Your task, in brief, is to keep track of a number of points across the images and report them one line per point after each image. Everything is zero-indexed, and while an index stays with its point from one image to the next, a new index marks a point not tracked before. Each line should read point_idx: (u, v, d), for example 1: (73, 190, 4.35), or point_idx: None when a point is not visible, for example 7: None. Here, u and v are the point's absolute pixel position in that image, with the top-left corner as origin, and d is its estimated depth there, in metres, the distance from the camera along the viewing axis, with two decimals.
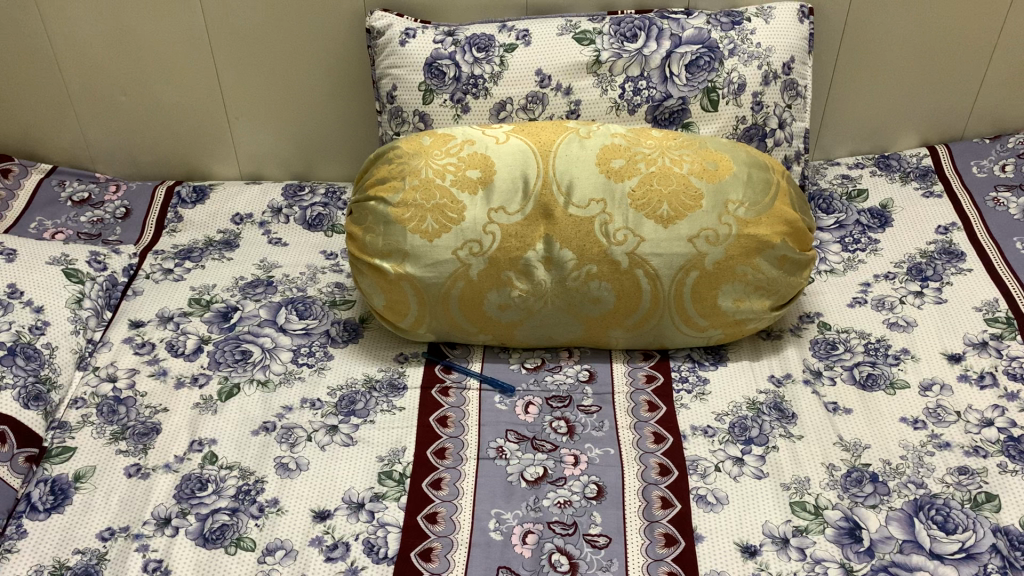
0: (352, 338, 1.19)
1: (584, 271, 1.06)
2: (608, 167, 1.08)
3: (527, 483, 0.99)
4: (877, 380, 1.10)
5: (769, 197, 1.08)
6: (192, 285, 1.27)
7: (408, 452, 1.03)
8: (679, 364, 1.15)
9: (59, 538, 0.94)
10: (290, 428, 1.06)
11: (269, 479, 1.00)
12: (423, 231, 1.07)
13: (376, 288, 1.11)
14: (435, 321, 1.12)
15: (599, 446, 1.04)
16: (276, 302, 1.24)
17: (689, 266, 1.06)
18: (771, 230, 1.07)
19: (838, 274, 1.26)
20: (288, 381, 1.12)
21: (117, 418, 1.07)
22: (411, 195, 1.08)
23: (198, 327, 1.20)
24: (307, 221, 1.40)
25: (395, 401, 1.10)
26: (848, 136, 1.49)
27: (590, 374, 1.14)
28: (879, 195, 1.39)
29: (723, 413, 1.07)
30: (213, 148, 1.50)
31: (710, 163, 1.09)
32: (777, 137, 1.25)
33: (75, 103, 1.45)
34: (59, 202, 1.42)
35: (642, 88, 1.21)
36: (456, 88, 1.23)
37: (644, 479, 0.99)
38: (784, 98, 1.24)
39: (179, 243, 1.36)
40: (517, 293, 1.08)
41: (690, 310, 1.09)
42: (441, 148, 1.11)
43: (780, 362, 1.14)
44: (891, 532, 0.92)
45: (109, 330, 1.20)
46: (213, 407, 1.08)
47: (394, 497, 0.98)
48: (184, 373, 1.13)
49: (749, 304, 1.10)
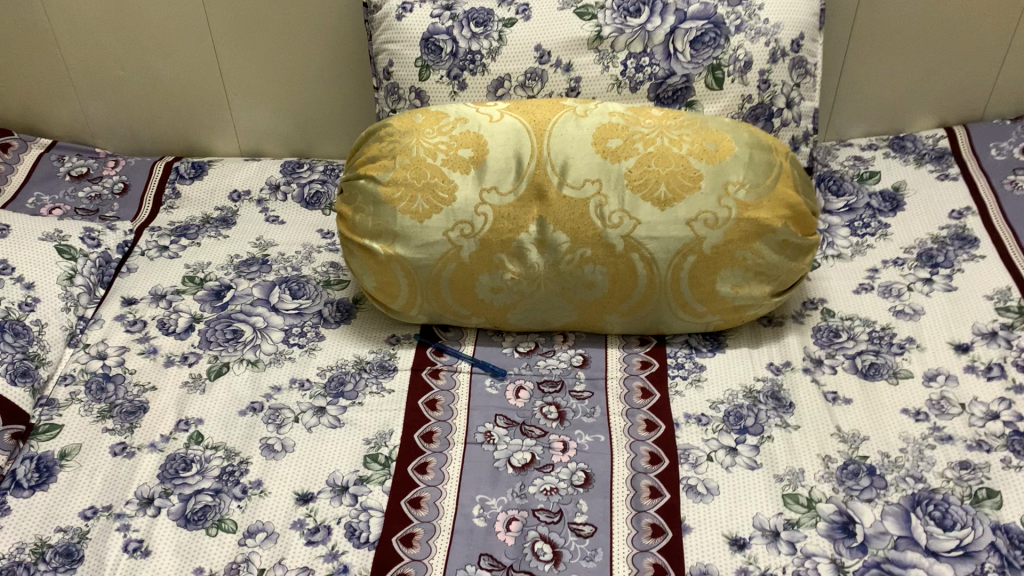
0: (345, 318, 1.17)
1: (578, 254, 1.04)
2: (604, 146, 1.05)
3: (513, 470, 0.98)
4: (879, 370, 1.06)
5: (771, 178, 1.05)
6: (187, 263, 1.26)
7: (395, 435, 1.02)
8: (676, 350, 1.12)
9: (42, 516, 0.93)
10: (277, 409, 1.05)
11: (253, 460, 0.99)
12: (413, 211, 1.05)
13: (366, 269, 1.09)
14: (426, 303, 1.10)
15: (589, 432, 1.02)
16: (270, 281, 1.22)
17: (686, 250, 1.04)
18: (772, 213, 1.04)
19: (846, 259, 1.22)
20: (278, 361, 1.11)
21: (105, 396, 1.06)
22: (401, 174, 1.06)
23: (190, 306, 1.18)
24: (305, 198, 1.38)
25: (384, 382, 1.08)
26: (861, 116, 1.45)
27: (584, 359, 1.11)
28: (892, 176, 1.34)
29: (719, 401, 1.04)
30: (213, 125, 1.49)
31: (710, 143, 1.05)
32: (784, 117, 1.21)
33: (73, 77, 1.44)
34: (58, 176, 1.40)
35: (644, 65, 1.17)
36: (453, 64, 1.20)
37: (633, 467, 0.97)
38: (792, 77, 1.20)
39: (176, 219, 1.34)
40: (509, 276, 1.06)
41: (687, 295, 1.07)
42: (433, 126, 1.08)
43: (780, 349, 1.11)
44: (887, 527, 0.89)
45: (101, 306, 1.19)
46: (202, 387, 1.08)
47: (379, 481, 0.97)
48: (174, 352, 1.12)
49: (749, 290, 1.07)
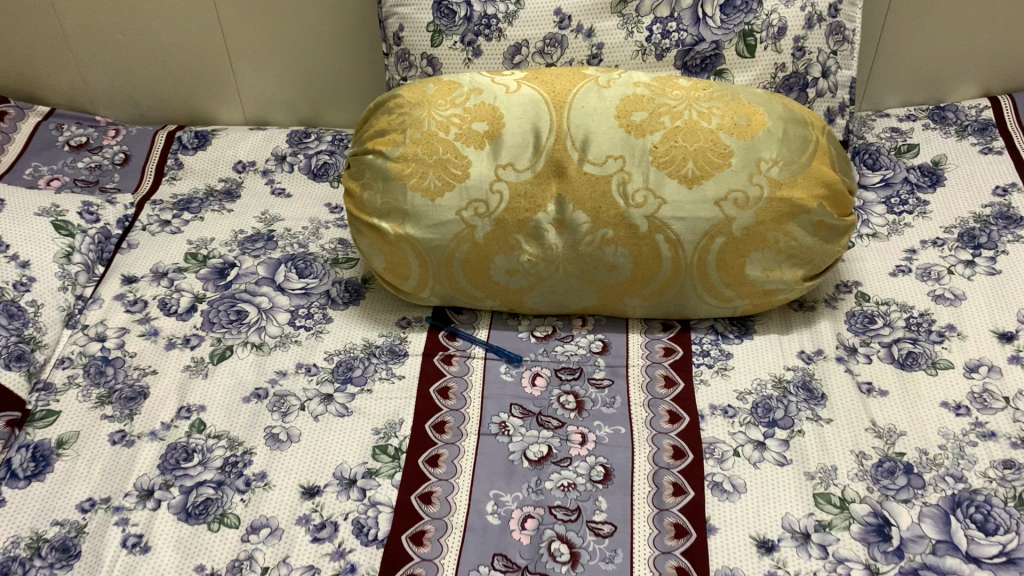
0: (353, 299, 1.12)
1: (599, 235, 0.99)
2: (628, 120, 0.99)
3: (528, 463, 0.93)
4: (917, 359, 1.00)
5: (806, 155, 0.98)
6: (189, 239, 1.20)
7: (405, 425, 0.97)
8: (701, 336, 1.06)
9: (38, 508, 0.90)
10: (283, 396, 1.00)
11: (258, 450, 0.95)
12: (424, 189, 0.99)
13: (375, 249, 1.04)
14: (438, 285, 1.05)
15: (608, 424, 0.97)
16: (276, 259, 1.17)
17: (714, 232, 0.98)
18: (807, 193, 0.97)
19: (881, 239, 1.16)
20: (284, 345, 1.06)
21: (104, 380, 1.02)
22: (411, 149, 1.00)
23: (192, 285, 1.13)
24: (312, 170, 1.32)
25: (394, 368, 1.03)
26: (899, 85, 1.37)
27: (603, 345, 1.06)
28: (932, 149, 1.26)
29: (746, 392, 0.99)
30: (216, 93, 1.43)
31: (741, 117, 0.99)
32: (820, 87, 1.13)
33: (71, 42, 1.38)
34: (56, 146, 1.35)
35: (671, 30, 1.10)
36: (467, 29, 1.13)
37: (655, 463, 0.92)
38: (829, 43, 1.12)
39: (179, 192, 1.29)
40: (526, 258, 1.01)
41: (713, 279, 1.01)
42: (445, 97, 1.01)
43: (812, 336, 1.05)
44: (925, 531, 0.84)
45: (101, 285, 1.14)
46: (204, 371, 1.03)
47: (388, 475, 0.92)
48: (176, 334, 1.07)
49: (780, 274, 1.01)
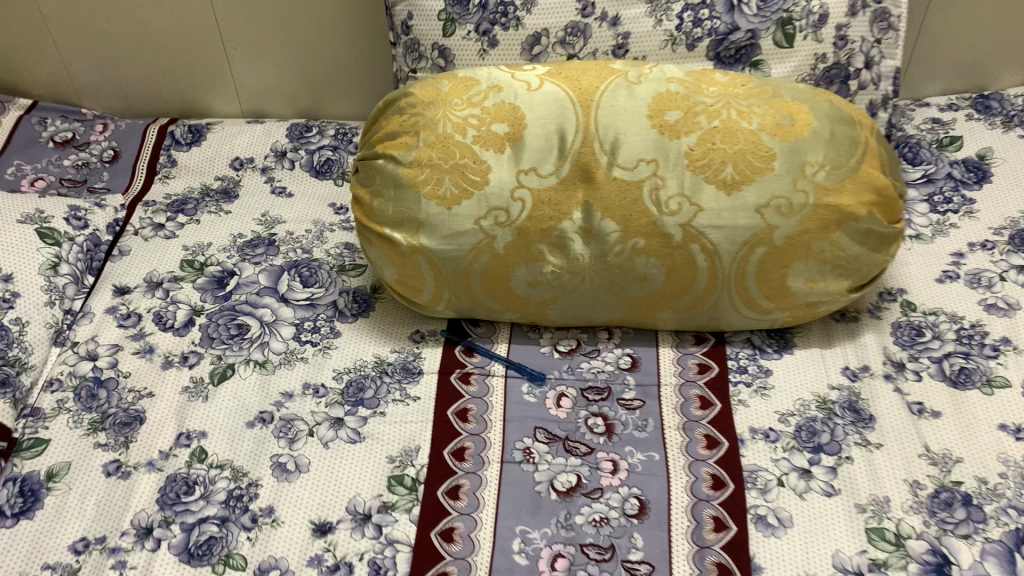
0: (362, 311, 1.05)
1: (629, 245, 0.91)
2: (662, 120, 0.91)
3: (557, 495, 0.86)
4: (970, 376, 0.93)
5: (855, 158, 0.90)
6: (185, 244, 1.13)
7: (422, 453, 0.90)
8: (737, 351, 0.99)
9: (27, 550, 0.83)
10: (289, 421, 0.93)
11: (264, 483, 0.88)
12: (439, 197, 0.91)
13: (387, 260, 0.96)
14: (454, 297, 0.97)
15: (641, 450, 0.90)
16: (278, 266, 1.09)
17: (754, 241, 0.90)
18: (855, 199, 0.90)
19: (925, 241, 1.08)
20: (289, 362, 0.99)
21: (96, 405, 0.95)
22: (425, 154, 0.92)
23: (189, 296, 1.06)
24: (315, 167, 1.24)
25: (409, 389, 0.96)
26: (940, 73, 1.28)
27: (632, 361, 0.99)
28: (976, 142, 1.18)
29: (788, 414, 0.92)
30: (210, 83, 1.34)
31: (785, 116, 0.91)
32: (862, 78, 1.04)
33: (52, 29, 1.28)
34: (40, 142, 1.26)
35: (704, 18, 1.02)
36: (482, 18, 1.04)
37: (693, 494, 0.86)
38: (873, 31, 1.03)
39: (172, 192, 1.21)
40: (550, 269, 0.93)
41: (752, 291, 0.94)
42: (462, 96, 0.93)
43: (856, 351, 0.98)
44: (988, 571, 0.78)
45: (91, 297, 1.06)
46: (204, 393, 0.96)
47: (405, 509, 0.85)
48: (173, 352, 1.00)
49: (824, 285, 0.93)
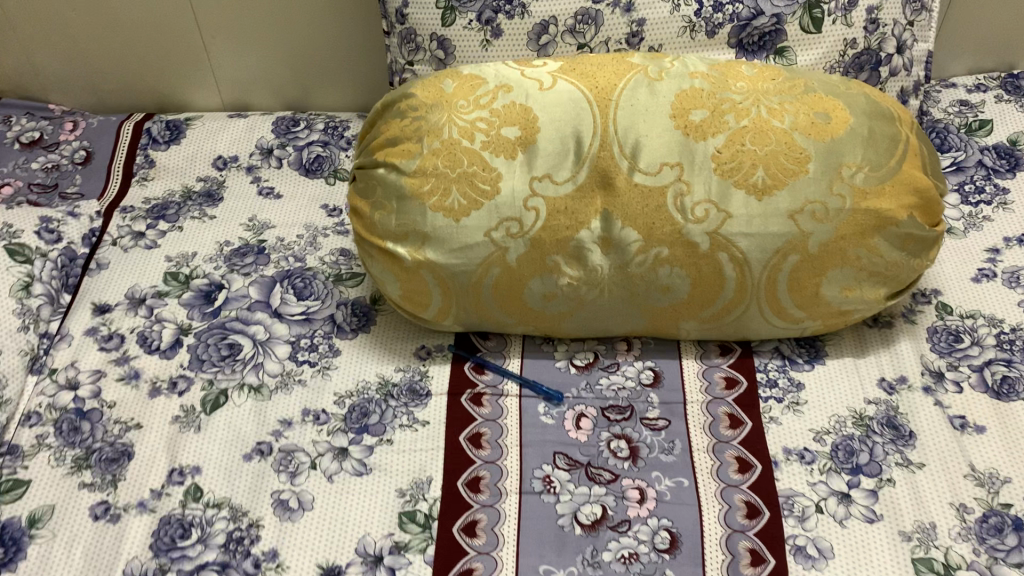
0: (362, 326, 0.98)
1: (652, 255, 0.84)
2: (686, 120, 0.83)
3: (581, 529, 0.80)
4: (1014, 387, 0.88)
5: (895, 158, 0.84)
6: (168, 255, 1.05)
7: (434, 485, 0.84)
8: (766, 362, 0.94)
9: None
10: (289, 452, 0.87)
11: (265, 523, 0.81)
12: (446, 208, 0.84)
13: (389, 275, 0.89)
14: (463, 312, 0.90)
15: (669, 475, 0.84)
16: (270, 277, 1.02)
17: (788, 249, 0.83)
18: (895, 202, 0.83)
19: (958, 236, 1.02)
20: (286, 386, 0.92)
21: (80, 439, 0.88)
22: (430, 162, 0.84)
23: (175, 313, 0.99)
24: (304, 164, 1.17)
25: (417, 413, 0.90)
26: (968, 51, 1.21)
27: (655, 376, 0.93)
28: (1006, 126, 1.12)
29: (824, 432, 0.87)
30: (188, 75, 1.25)
31: (819, 114, 0.84)
32: (893, 65, 0.97)
33: (12, 20, 1.18)
34: (5, 143, 1.17)
35: (725, 3, 0.94)
36: (485, 5, 0.96)
37: (727, 525, 0.80)
38: (905, 13, 0.96)
39: (151, 196, 1.13)
40: (566, 281, 0.85)
41: (784, 301, 0.87)
42: (468, 98, 0.86)
43: (891, 360, 0.92)
44: None
45: (69, 317, 0.98)
46: (196, 424, 0.89)
47: (419, 549, 0.79)
48: (160, 377, 0.93)
49: (861, 292, 0.87)
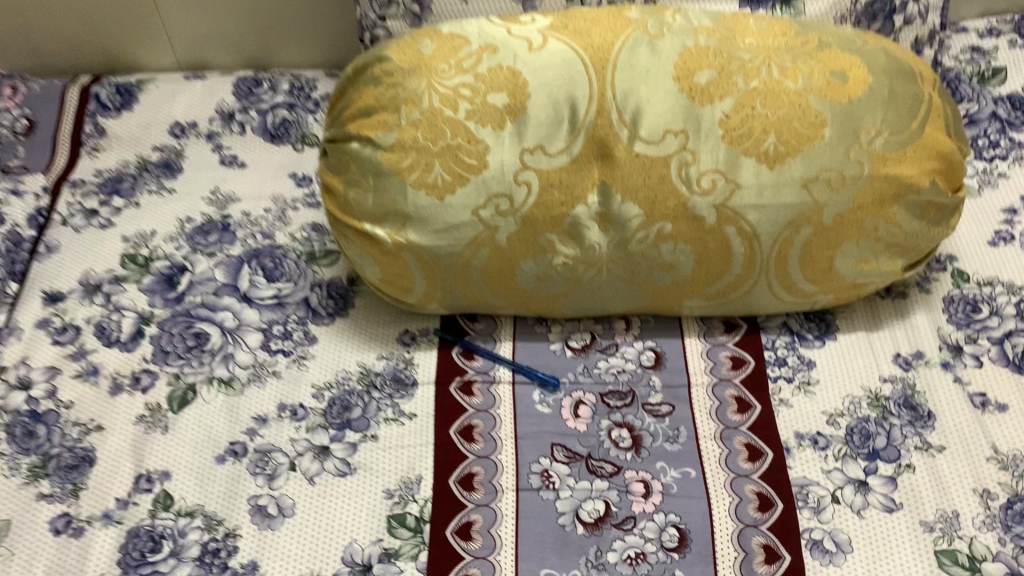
0: (340, 309, 0.91)
1: (654, 231, 0.77)
2: (691, 82, 0.75)
3: (584, 529, 0.75)
4: None
5: (917, 121, 0.77)
6: (124, 234, 0.97)
7: (425, 485, 0.78)
8: (773, 339, 0.88)
9: None
10: (265, 452, 0.80)
11: (242, 532, 0.75)
12: (429, 185, 0.76)
13: (368, 258, 0.81)
14: (449, 296, 0.83)
15: (675, 466, 0.79)
16: (236, 257, 0.94)
17: (801, 221, 0.77)
18: (917, 168, 0.77)
19: (973, 195, 0.96)
20: (259, 378, 0.85)
21: (35, 445, 0.80)
22: (409, 134, 0.76)
23: (135, 301, 0.91)
24: (269, 130, 1.08)
25: (402, 404, 0.83)
26: None
27: (656, 358, 0.87)
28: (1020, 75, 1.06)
29: (838, 414, 0.81)
30: (137, 31, 1.14)
31: (836, 72, 0.76)
32: (908, 11, 0.89)
33: None
34: None
35: None
36: None
37: (738, 518, 0.75)
38: None
39: (103, 168, 1.04)
40: (560, 261, 0.79)
41: (795, 276, 0.81)
42: (449, 61, 0.77)
43: (907, 335, 0.87)
44: None
45: (17, 308, 0.90)
46: (162, 424, 0.82)
47: (411, 556, 0.73)
48: (121, 372, 0.85)
49: (877, 266, 0.81)
